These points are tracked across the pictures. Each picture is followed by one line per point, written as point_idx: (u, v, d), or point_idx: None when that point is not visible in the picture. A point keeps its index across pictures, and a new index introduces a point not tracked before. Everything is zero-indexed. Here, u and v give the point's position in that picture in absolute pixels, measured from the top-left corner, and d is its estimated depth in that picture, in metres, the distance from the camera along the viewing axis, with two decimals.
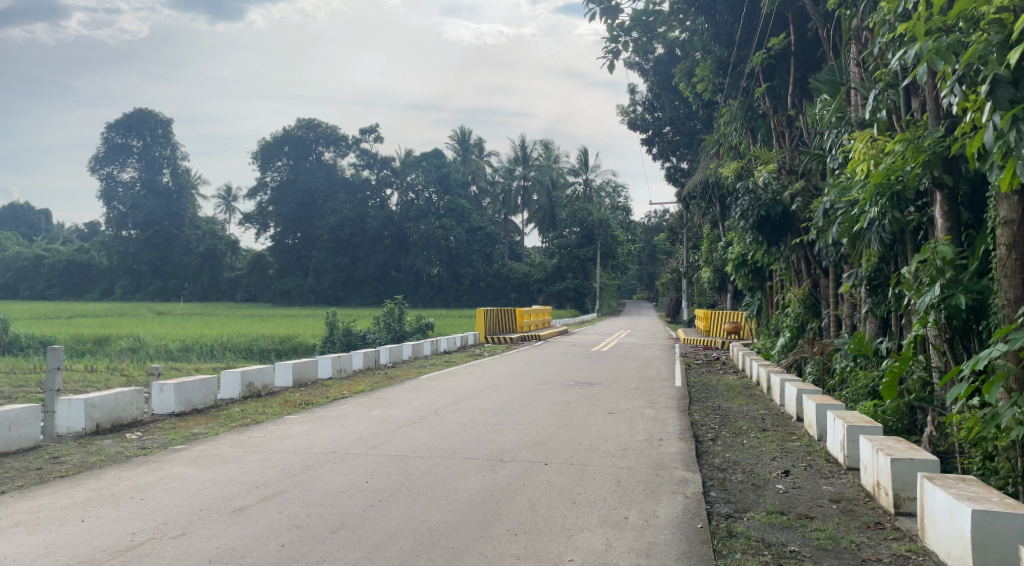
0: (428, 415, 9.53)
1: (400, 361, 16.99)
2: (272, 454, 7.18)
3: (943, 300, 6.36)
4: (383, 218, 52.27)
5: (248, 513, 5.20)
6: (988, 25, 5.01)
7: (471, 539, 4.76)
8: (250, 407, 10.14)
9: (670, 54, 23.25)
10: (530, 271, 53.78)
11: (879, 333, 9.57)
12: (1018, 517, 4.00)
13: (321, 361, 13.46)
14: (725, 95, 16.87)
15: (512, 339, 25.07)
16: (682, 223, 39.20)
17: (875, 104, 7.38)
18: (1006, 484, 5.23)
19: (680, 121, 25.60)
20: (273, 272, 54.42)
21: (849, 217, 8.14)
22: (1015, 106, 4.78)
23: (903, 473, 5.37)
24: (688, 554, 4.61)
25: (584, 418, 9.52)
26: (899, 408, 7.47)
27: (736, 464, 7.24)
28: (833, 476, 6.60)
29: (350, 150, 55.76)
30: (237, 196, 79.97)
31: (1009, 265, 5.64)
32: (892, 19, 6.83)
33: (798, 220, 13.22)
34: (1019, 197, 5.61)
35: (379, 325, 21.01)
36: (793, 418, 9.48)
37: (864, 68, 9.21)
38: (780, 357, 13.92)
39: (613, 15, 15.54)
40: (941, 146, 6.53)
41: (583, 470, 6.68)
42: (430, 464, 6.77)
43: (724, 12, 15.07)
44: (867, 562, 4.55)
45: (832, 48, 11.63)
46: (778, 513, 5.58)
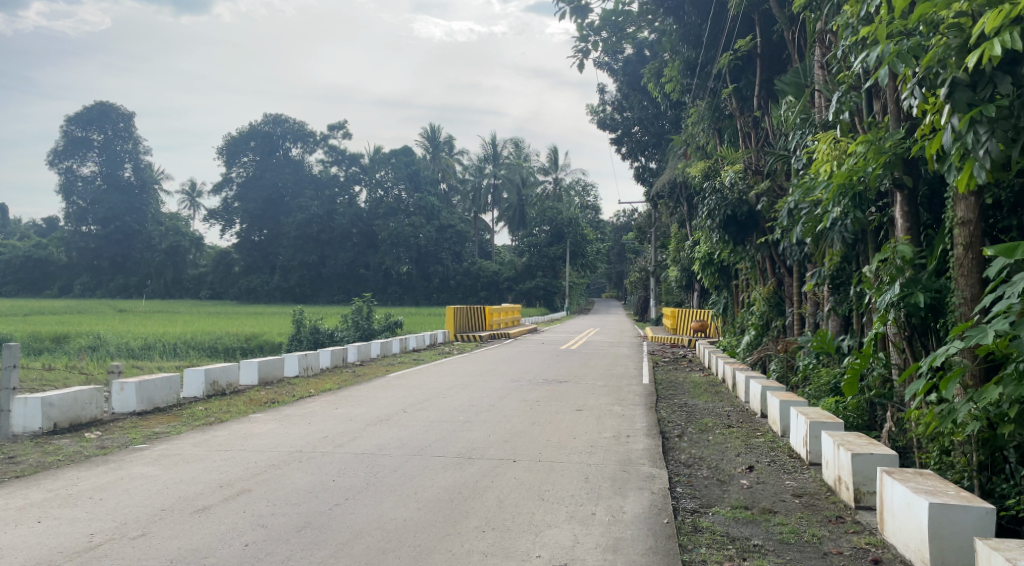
0: (397, 413, 9.49)
1: (367, 359, 16.88)
2: (235, 452, 7.09)
3: (903, 298, 6.50)
4: (351, 215, 51.83)
5: (211, 513, 5.12)
6: (948, 29, 5.14)
7: (438, 537, 4.75)
8: (214, 406, 9.98)
9: (638, 54, 23.44)
10: (500, 269, 53.93)
11: (839, 331, 9.78)
12: (971, 509, 4.11)
13: (287, 359, 13.32)
14: (692, 95, 17.02)
15: (481, 337, 25.02)
16: (650, 223, 39.62)
17: (837, 106, 7.53)
18: (961, 478, 5.37)
19: (648, 121, 25.81)
20: (239, 269, 53.64)
21: (812, 217, 8.27)
22: (974, 109, 4.90)
23: (863, 468, 5.48)
24: (654, 549, 4.66)
25: (552, 415, 9.55)
26: (859, 404, 7.61)
27: (701, 460, 7.32)
28: (795, 472, 6.71)
29: (318, 146, 55.17)
30: (201, 192, 78.57)
31: (967, 264, 5.78)
32: (854, 23, 6.94)
33: (763, 220, 13.42)
34: (975, 198, 5.79)
35: (347, 323, 20.81)
36: (757, 414, 9.65)
37: (827, 70, 9.36)
38: (745, 354, 14.17)
39: (583, 15, 15.62)
40: (902, 147, 6.68)
41: (552, 467, 6.70)
42: (397, 462, 6.73)
43: (692, 13, 15.25)
44: (828, 555, 4.64)
45: (798, 51, 11.82)
46: (742, 508, 5.66)
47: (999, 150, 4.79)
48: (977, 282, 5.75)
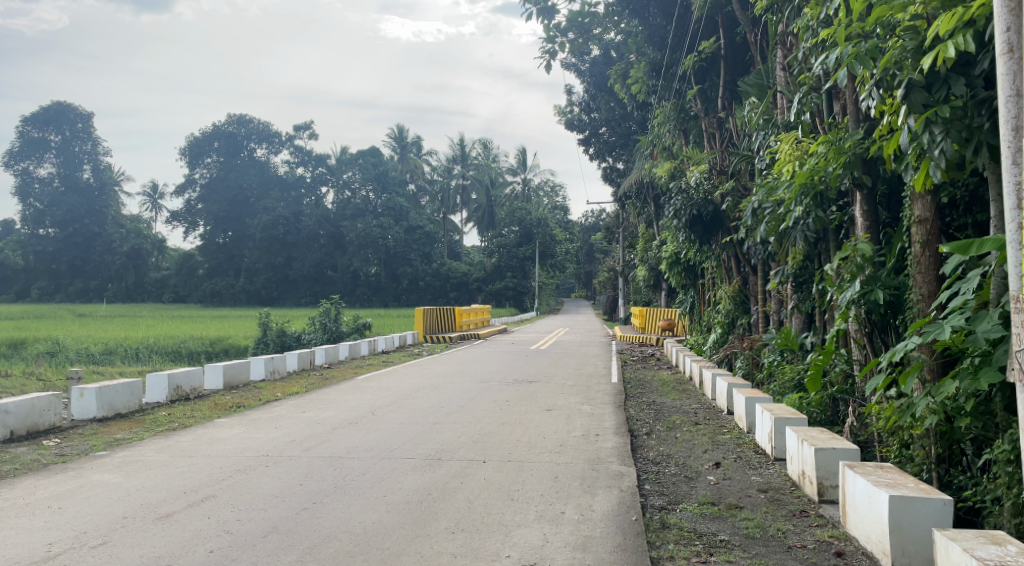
0: (365, 415, 9.43)
1: (335, 362, 16.75)
2: (200, 458, 6.98)
3: (863, 295, 6.62)
4: (318, 217, 51.31)
5: (175, 520, 5.05)
6: (904, 32, 5.27)
7: (407, 539, 4.73)
8: (178, 411, 9.81)
9: (605, 55, 23.59)
10: (469, 270, 54.01)
11: (803, 328, 9.96)
12: (930, 502, 4.20)
13: (253, 362, 13.15)
14: (658, 97, 16.98)
15: (451, 338, 24.96)
16: (618, 223, 39.92)
17: (799, 107, 7.66)
18: (921, 471, 5.50)
19: (616, 122, 25.98)
20: (203, 272, 52.71)
21: (776, 216, 8.40)
22: (929, 110, 5.02)
23: (826, 462, 5.59)
24: (623, 546, 4.70)
25: (522, 415, 9.56)
26: (822, 400, 7.74)
27: (669, 457, 7.40)
28: (761, 467, 6.82)
29: (284, 147, 54.50)
30: (163, 194, 77.03)
31: (924, 262, 5.93)
32: (814, 25, 7.07)
33: (728, 219, 13.59)
34: (932, 198, 5.93)
35: (315, 325, 20.61)
36: (724, 411, 9.79)
37: (789, 72, 9.51)
38: (712, 352, 14.36)
39: (549, 15, 15.70)
40: (862, 148, 6.82)
41: (521, 467, 6.71)
42: (366, 464, 6.70)
43: (657, 15, 15.54)
44: (793, 549, 4.72)
45: (760, 52, 11.99)
46: (709, 504, 5.73)
47: (953, 149, 4.91)
48: (935, 278, 5.90)
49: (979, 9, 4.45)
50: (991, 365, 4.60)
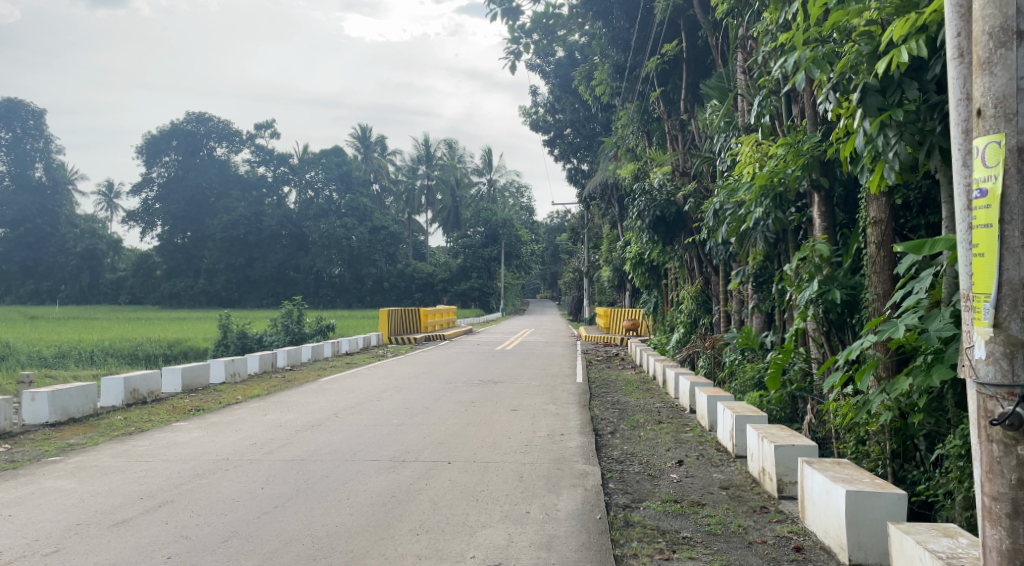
0: (329, 417, 9.32)
1: (298, 364, 16.53)
2: (158, 462, 6.83)
3: (821, 295, 6.74)
4: (280, 217, 50.62)
5: (132, 526, 4.93)
6: (859, 37, 5.40)
7: (371, 541, 4.70)
8: (134, 415, 9.60)
9: (570, 56, 23.69)
10: (434, 271, 54.06)
11: (762, 328, 10.13)
12: (885, 496, 4.30)
13: (213, 365, 12.91)
14: (622, 99, 17.17)
15: (416, 339, 24.88)
16: (583, 224, 40.10)
17: (759, 109, 7.80)
18: (876, 466, 5.63)
19: (580, 123, 26.15)
20: (161, 272, 51.58)
21: (736, 217, 8.49)
22: (884, 113, 5.14)
23: (785, 458, 5.69)
24: (587, 545, 4.73)
25: (487, 416, 9.56)
26: (782, 397, 7.87)
27: (632, 456, 7.46)
28: (722, 465, 6.92)
29: (244, 146, 53.54)
30: (119, 194, 75.11)
31: (879, 262, 6.08)
32: (773, 29, 7.20)
33: (691, 220, 13.74)
34: (886, 199, 6.08)
35: (277, 327, 20.30)
36: (686, 410, 9.91)
37: (749, 75, 9.67)
38: (675, 351, 14.54)
39: (514, 16, 15.73)
40: (819, 150, 7.00)
41: (486, 467, 6.71)
42: (330, 467, 6.63)
43: (621, 18, 15.63)
44: (753, 545, 4.79)
45: (721, 56, 12.16)
46: (672, 501, 5.80)
47: (907, 152, 5.04)
48: (889, 278, 6.06)
49: (931, 16, 4.58)
50: (943, 362, 4.73)
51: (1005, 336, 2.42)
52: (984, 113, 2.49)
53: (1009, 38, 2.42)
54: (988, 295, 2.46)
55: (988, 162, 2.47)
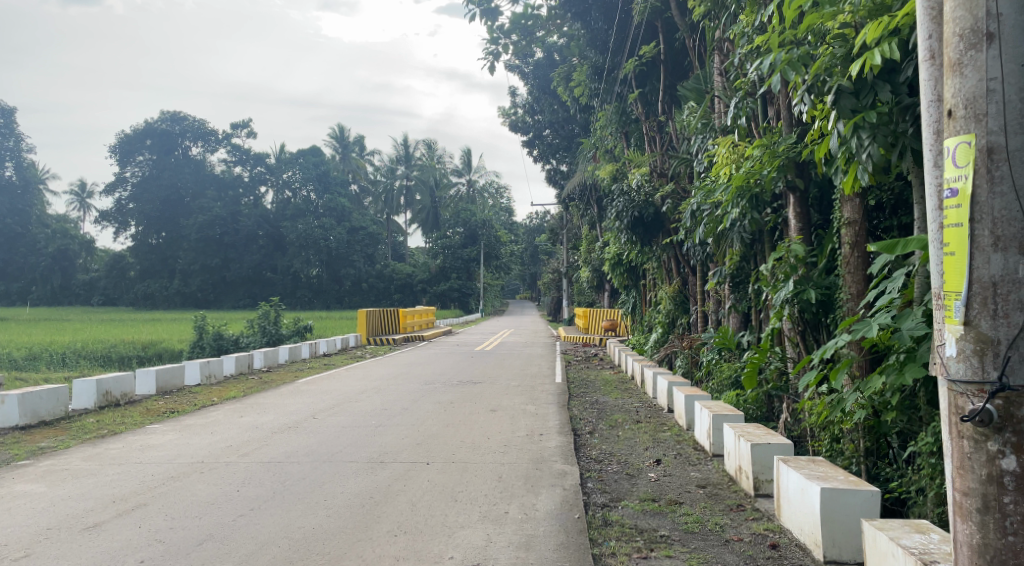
0: (306, 419, 9.26)
1: (274, 366, 16.38)
2: (131, 465, 6.73)
3: (796, 295, 6.82)
4: (257, 217, 50.14)
5: (104, 530, 4.86)
6: (834, 40, 5.49)
7: (349, 542, 4.67)
8: (106, 417, 9.44)
9: (549, 58, 23.73)
10: (413, 271, 54.04)
11: (739, 328, 10.22)
12: (859, 493, 4.35)
13: (188, 367, 12.75)
14: (600, 100, 17.31)
15: (395, 340, 24.79)
16: (562, 224, 40.27)
17: (736, 111, 7.88)
18: (850, 464, 5.70)
19: (559, 124, 26.22)
20: (135, 273, 50.80)
21: (713, 218, 8.56)
22: (857, 115, 5.22)
23: (762, 457, 5.74)
24: (565, 544, 4.74)
25: (466, 417, 9.54)
26: (758, 397, 7.96)
27: (611, 455, 7.48)
28: (700, 464, 6.97)
29: (220, 145, 52.86)
30: (91, 193, 73.91)
31: (853, 262, 6.18)
32: (750, 32, 7.29)
33: (668, 221, 13.84)
34: (860, 200, 6.16)
35: (253, 329, 20.07)
36: (664, 409, 9.99)
37: (725, 77, 9.74)
38: (654, 351, 14.64)
39: (492, 17, 15.73)
40: (794, 152, 7.09)
41: (465, 467, 6.71)
42: (307, 469, 6.57)
43: (599, 19, 15.67)
44: (730, 543, 4.83)
45: (698, 59, 12.25)
46: (650, 500, 5.83)
47: (880, 154, 5.11)
48: (863, 278, 6.15)
49: (904, 18, 4.65)
50: (916, 361, 4.80)
51: (975, 333, 2.29)
52: (955, 113, 2.36)
53: (980, 39, 2.29)
54: (959, 293, 2.34)
55: (959, 162, 2.35)
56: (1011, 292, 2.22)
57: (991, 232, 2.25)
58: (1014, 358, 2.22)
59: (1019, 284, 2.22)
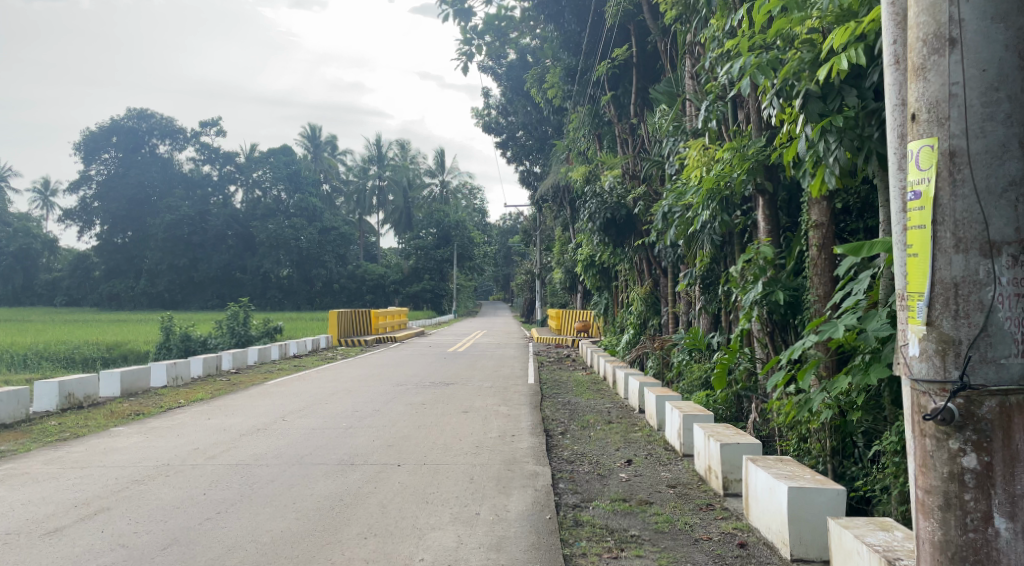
0: (276, 420, 9.17)
1: (243, 367, 16.18)
2: (94, 469, 6.59)
3: (765, 296, 6.90)
4: (226, 216, 49.46)
5: (65, 535, 4.75)
6: (802, 45, 5.55)
7: (318, 546, 4.62)
8: (69, 420, 9.25)
9: (522, 60, 23.76)
10: (386, 272, 53.93)
11: (709, 329, 10.32)
12: (825, 491, 4.42)
13: (154, 368, 12.54)
14: (573, 102, 17.39)
15: (366, 341, 24.67)
16: (535, 226, 40.37)
17: (706, 114, 8.00)
18: (817, 463, 5.79)
19: (532, 126, 26.37)
20: (99, 273, 49.80)
21: (684, 220, 8.64)
22: (824, 119, 5.30)
23: (731, 456, 5.80)
24: (536, 545, 4.74)
25: (438, 418, 9.51)
26: (727, 397, 8.09)
27: (582, 456, 7.52)
28: (670, 463, 7.03)
29: (188, 143, 52.02)
30: (54, 190, 72.32)
31: (821, 264, 6.27)
32: (720, 36, 7.38)
33: (640, 223, 13.95)
34: (827, 203, 6.25)
35: (222, 329, 19.80)
36: (635, 410, 10.06)
37: (696, 80, 9.85)
38: (625, 352, 14.77)
39: (465, 18, 15.70)
40: (763, 155, 7.20)
41: (437, 469, 6.68)
42: (276, 471, 6.49)
43: (572, 21, 15.75)
44: (699, 542, 4.87)
45: (670, 62, 12.33)
46: (620, 500, 5.87)
47: (846, 158, 5.21)
48: (829, 280, 6.25)
49: (870, 25, 4.72)
50: (880, 361, 4.88)
51: (937, 333, 2.27)
52: (918, 117, 2.35)
53: (942, 44, 2.28)
54: (922, 294, 2.32)
55: (922, 165, 2.34)
56: (972, 293, 2.21)
57: (953, 233, 2.24)
58: (976, 357, 2.20)
59: (980, 285, 2.21)
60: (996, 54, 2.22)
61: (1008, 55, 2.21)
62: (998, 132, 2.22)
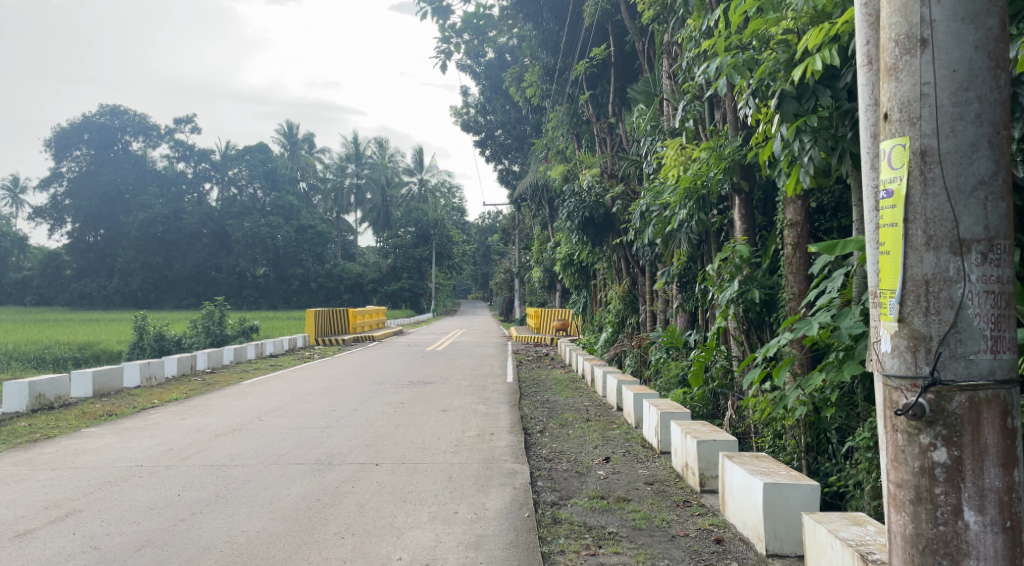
0: (252, 420, 9.09)
1: (218, 367, 16.00)
2: (66, 470, 6.49)
3: (741, 294, 6.96)
4: (201, 214, 48.83)
5: (36, 537, 4.67)
6: (777, 45, 5.60)
7: (295, 546, 4.58)
8: (40, 421, 9.09)
9: (500, 58, 23.73)
10: (364, 271, 53.80)
11: (686, 327, 10.38)
12: (800, 487, 4.46)
13: (127, 368, 12.36)
14: (551, 101, 17.44)
15: (344, 340, 24.53)
16: (514, 225, 40.42)
17: (683, 113, 8.06)
18: (792, 459, 5.87)
19: (510, 125, 26.40)
20: (70, 272, 48.85)
21: (662, 219, 8.72)
22: (800, 120, 5.36)
23: (707, 453, 5.85)
24: (514, 543, 4.74)
25: (416, 417, 9.48)
26: (704, 395, 8.19)
27: (561, 454, 7.54)
28: (648, 460, 7.08)
29: (162, 140, 51.28)
30: (23, 188, 70.86)
31: (796, 262, 6.33)
32: (697, 36, 7.45)
33: (619, 222, 14.02)
34: (802, 202, 6.32)
35: (197, 329, 19.56)
36: (613, 408, 10.11)
37: (673, 80, 9.90)
38: (604, 350, 14.85)
39: (443, 15, 15.65)
40: (739, 154, 7.28)
41: (415, 468, 6.66)
42: (252, 471, 6.44)
43: (550, 20, 15.77)
44: (676, 538, 4.91)
45: (647, 61, 12.37)
46: (598, 497, 5.89)
47: (821, 157, 5.28)
48: (804, 278, 6.33)
49: (844, 26, 4.77)
50: (854, 359, 4.94)
51: (909, 330, 2.31)
52: (891, 116, 2.37)
53: (913, 45, 2.31)
54: (894, 290, 2.36)
55: (894, 164, 2.37)
56: (942, 290, 2.25)
57: (924, 232, 2.28)
58: (946, 353, 2.24)
59: (950, 282, 2.25)
60: (966, 54, 2.26)
61: (976, 56, 2.25)
62: (968, 132, 2.26)
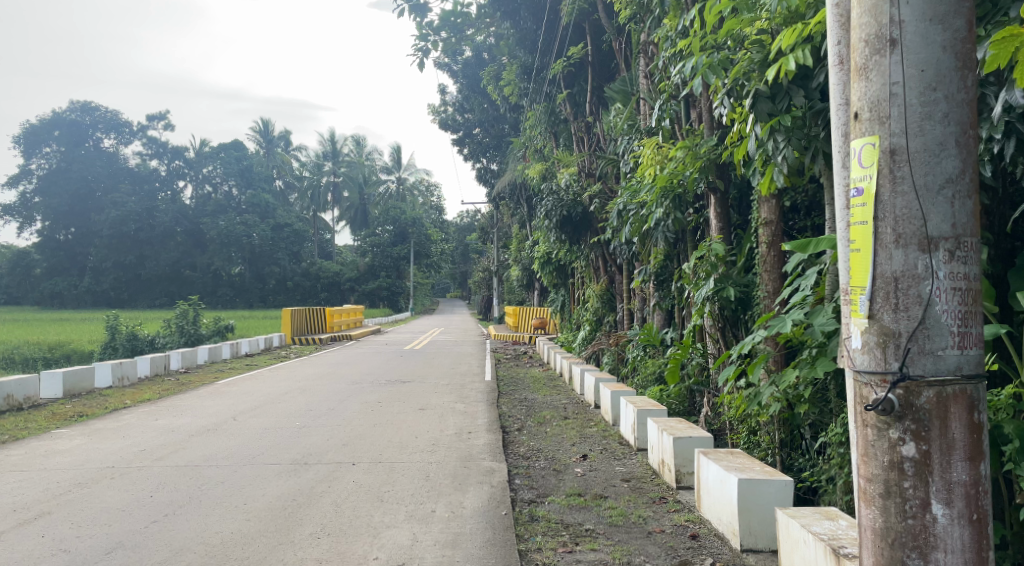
0: (226, 420, 8.98)
1: (193, 366, 15.80)
2: (35, 472, 6.37)
3: (716, 292, 7.02)
4: (175, 213, 48.16)
5: (2, 541, 4.57)
6: (752, 45, 5.63)
7: (269, 547, 4.54)
8: (8, 422, 8.90)
9: (478, 57, 23.72)
10: (341, 270, 53.56)
11: (663, 324, 10.45)
12: (775, 483, 4.50)
13: (99, 368, 12.15)
14: (529, 100, 17.45)
15: (321, 340, 24.34)
16: (492, 224, 40.42)
17: (660, 112, 8.11)
18: (766, 455, 5.93)
19: (488, 123, 26.38)
20: (39, 271, 46.92)
21: (639, 218, 8.78)
22: (774, 119, 5.40)
23: (683, 450, 5.89)
24: (491, 541, 4.74)
25: (393, 416, 9.44)
26: (680, 392, 8.27)
27: (539, 452, 7.55)
28: (625, 457, 7.12)
29: (135, 137, 50.48)
30: None
31: (770, 260, 6.39)
32: (673, 35, 7.51)
33: (596, 220, 14.08)
34: (776, 201, 6.39)
35: (171, 328, 19.28)
36: (591, 405, 10.16)
37: (650, 79, 9.95)
38: (581, 349, 14.91)
39: (421, 13, 15.59)
40: (714, 153, 7.34)
41: (392, 467, 6.62)
42: (227, 472, 6.37)
43: (527, 19, 15.78)
44: (652, 534, 4.95)
45: (624, 60, 12.42)
46: (576, 494, 5.90)
47: (794, 156, 5.35)
48: (778, 277, 6.39)
49: (816, 26, 4.82)
50: (827, 355, 5.01)
51: (878, 326, 2.35)
52: (860, 116, 2.41)
53: (884, 45, 2.34)
54: (864, 287, 2.39)
55: (864, 162, 2.40)
56: (911, 287, 2.29)
57: (893, 229, 2.31)
58: (914, 349, 2.28)
59: (919, 279, 2.28)
60: (934, 54, 2.29)
61: (944, 56, 2.29)
62: (935, 131, 2.29)
